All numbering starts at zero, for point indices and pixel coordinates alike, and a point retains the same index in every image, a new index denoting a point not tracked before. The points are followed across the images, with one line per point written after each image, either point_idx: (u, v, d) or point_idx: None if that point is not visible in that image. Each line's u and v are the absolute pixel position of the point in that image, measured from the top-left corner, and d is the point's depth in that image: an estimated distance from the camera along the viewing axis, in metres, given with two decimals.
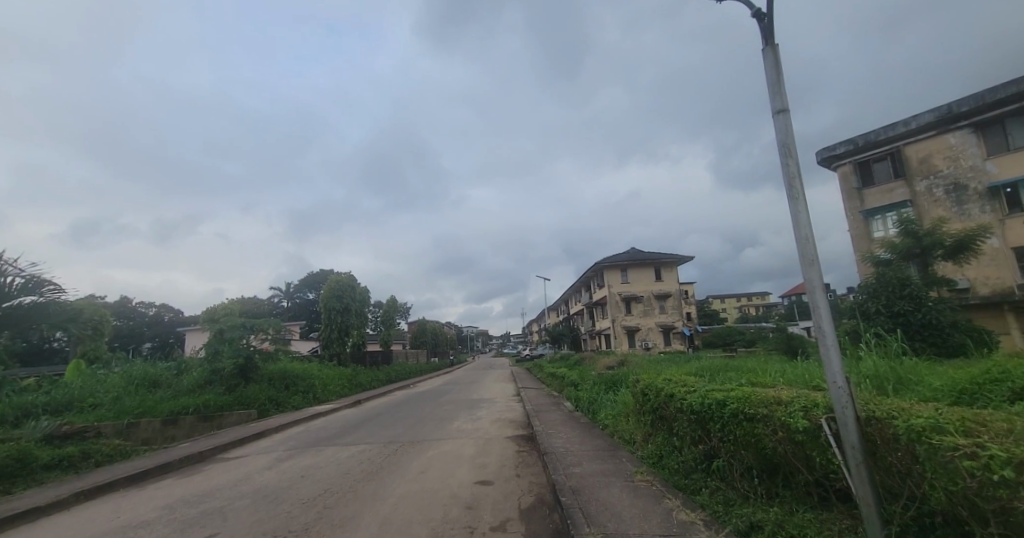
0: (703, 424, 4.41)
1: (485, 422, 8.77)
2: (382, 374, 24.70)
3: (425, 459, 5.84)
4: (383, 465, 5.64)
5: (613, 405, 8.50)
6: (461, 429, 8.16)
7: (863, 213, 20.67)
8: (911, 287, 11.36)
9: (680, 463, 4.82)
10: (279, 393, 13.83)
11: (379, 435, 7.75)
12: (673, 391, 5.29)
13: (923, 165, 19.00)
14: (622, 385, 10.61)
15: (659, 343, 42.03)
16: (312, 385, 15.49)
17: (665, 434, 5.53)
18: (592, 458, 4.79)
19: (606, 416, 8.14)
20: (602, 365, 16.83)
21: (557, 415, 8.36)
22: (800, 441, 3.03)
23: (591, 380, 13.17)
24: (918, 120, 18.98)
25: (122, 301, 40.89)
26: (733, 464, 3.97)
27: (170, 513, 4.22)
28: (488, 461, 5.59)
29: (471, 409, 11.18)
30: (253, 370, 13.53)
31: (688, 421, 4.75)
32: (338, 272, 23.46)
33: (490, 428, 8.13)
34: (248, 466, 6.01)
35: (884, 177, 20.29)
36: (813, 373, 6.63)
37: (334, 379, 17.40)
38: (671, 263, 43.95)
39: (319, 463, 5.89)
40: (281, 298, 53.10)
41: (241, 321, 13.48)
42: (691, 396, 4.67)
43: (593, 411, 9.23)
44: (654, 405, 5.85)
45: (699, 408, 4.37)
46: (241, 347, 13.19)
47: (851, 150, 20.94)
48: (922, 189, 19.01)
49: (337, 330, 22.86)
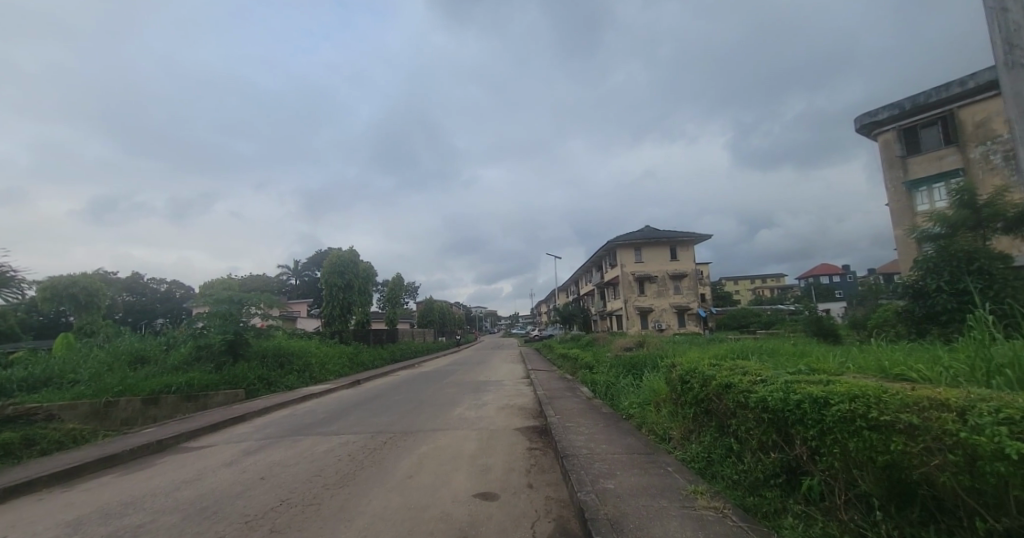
0: (780, 427, 3.22)
1: (491, 410, 7.70)
2: (387, 353, 24.00)
3: (416, 457, 4.80)
4: (365, 464, 4.61)
5: (640, 392, 7.41)
6: (463, 417, 7.12)
7: (906, 184, 19.22)
8: (980, 261, 9.99)
9: (744, 476, 3.66)
10: (272, 372, 13.01)
11: (369, 424, 6.73)
12: (727, 380, 4.12)
13: (980, 130, 17.25)
14: (645, 368, 9.57)
15: (674, 325, 41.00)
16: (308, 364, 14.68)
17: (714, 432, 4.41)
18: (627, 467, 3.66)
19: (630, 404, 7.11)
20: (618, 346, 15.70)
21: (574, 402, 7.32)
22: (979, 472, 1.82)
23: (607, 362, 12.10)
24: (976, 80, 17.19)
25: (134, 277, 40.78)
26: (833, 486, 2.77)
27: (73, 530, 3.22)
28: (492, 462, 4.52)
29: (476, 392, 10.19)
30: (243, 347, 12.65)
31: (755, 421, 3.57)
32: (339, 248, 22.44)
33: (496, 417, 7.05)
34: (205, 462, 5.01)
35: (933, 144, 18.62)
36: (896, 357, 5.45)
37: (334, 358, 16.62)
38: (687, 242, 42.28)
39: (288, 461, 4.85)
40: (290, 276, 52.85)
41: (228, 295, 12.52)
42: (761, 390, 3.46)
43: (615, 398, 8.16)
44: (698, 395, 4.73)
45: (777, 406, 3.17)
46: (233, 323, 12.32)
47: (896, 115, 19.31)
48: (977, 156, 17.39)
49: (339, 307, 22.03)
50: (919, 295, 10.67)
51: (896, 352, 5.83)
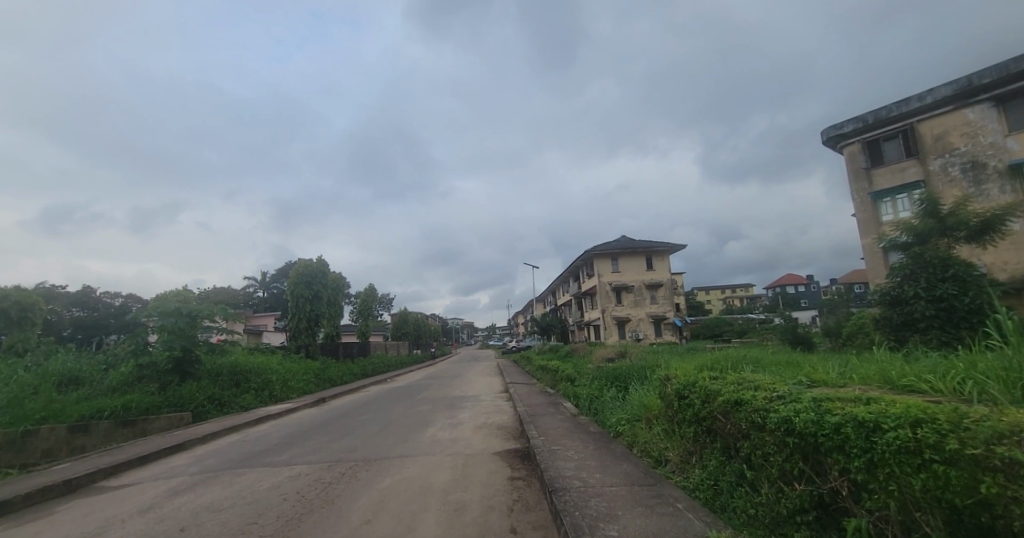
0: (811, 456, 2.74)
1: (468, 430, 6.98)
2: (358, 368, 22.78)
3: (378, 494, 4.06)
4: (315, 506, 3.83)
5: (628, 407, 6.91)
6: (436, 439, 6.40)
7: (872, 195, 19.85)
8: (954, 268, 10.07)
9: (761, 510, 3.16)
10: (226, 391, 11.80)
11: (328, 451, 5.89)
12: (737, 395, 3.64)
13: (938, 143, 18.06)
14: (631, 380, 9.12)
15: (650, 334, 41.23)
16: (268, 382, 13.49)
17: (718, 454, 3.93)
18: (630, 506, 3.07)
19: (619, 421, 6.61)
20: (599, 357, 15.26)
21: (557, 419, 6.74)
22: None
23: (590, 374, 11.60)
24: (934, 95, 18.01)
25: (84, 290, 37.83)
26: (886, 533, 2.28)
27: None
28: (469, 497, 3.85)
29: (452, 409, 9.45)
30: (192, 365, 11.39)
31: (774, 445, 3.08)
32: (306, 257, 21.25)
33: (474, 439, 6.36)
34: (116, 508, 4.07)
35: (895, 157, 19.34)
36: (896, 367, 5.17)
37: (298, 374, 15.45)
38: (662, 252, 42.82)
39: (221, 504, 3.98)
40: (257, 288, 50.39)
41: (175, 308, 11.15)
42: (784, 409, 2.96)
43: (600, 414, 7.66)
44: (700, 411, 4.26)
45: (807, 430, 2.68)
46: (182, 338, 11.05)
47: (859, 128, 20.02)
48: (936, 168, 18.10)
49: (306, 320, 20.73)
50: (895, 302, 10.74)
51: (892, 361, 5.58)
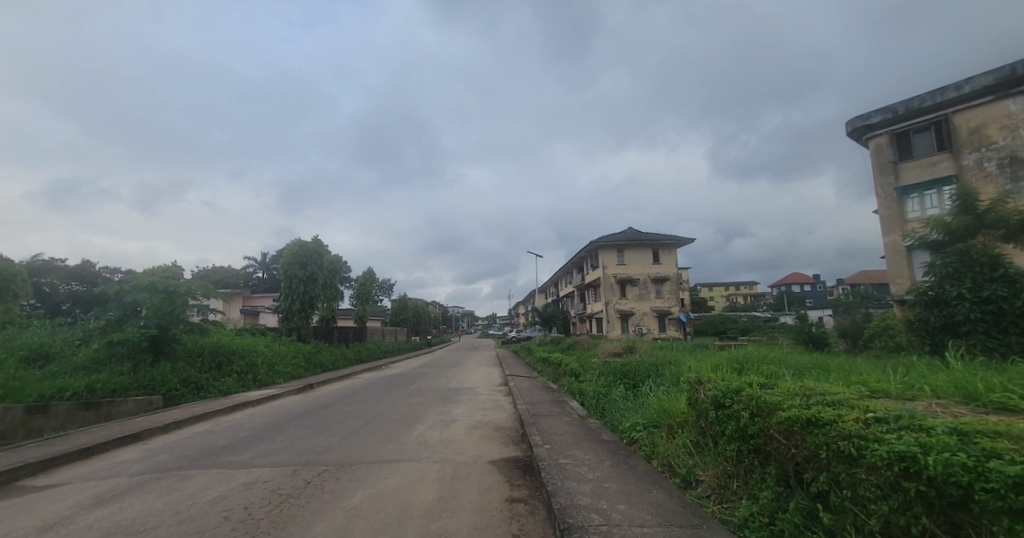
0: (946, 515, 1.88)
1: (461, 431, 6.14)
2: (351, 354, 22.02)
3: (342, 517, 3.22)
4: (259, 533, 2.99)
5: (645, 410, 6.11)
6: (424, 440, 5.57)
7: (898, 190, 18.85)
8: (1005, 268, 9.15)
9: None
10: (205, 374, 11.03)
11: (297, 451, 5.07)
12: (809, 411, 2.78)
13: (974, 136, 16.91)
14: (644, 380, 8.30)
15: (654, 329, 40.43)
16: (252, 365, 12.73)
17: (774, 485, 3.09)
18: None
19: (635, 427, 5.79)
20: (605, 351, 14.42)
21: (564, 422, 5.93)
22: None
23: (595, 369, 10.78)
24: (972, 84, 16.84)
25: (80, 264, 37.19)
26: None
27: None
28: (453, 529, 3.00)
29: (445, 404, 8.65)
30: (168, 345, 10.57)
31: (874, 488, 2.22)
32: (301, 237, 20.41)
33: (467, 441, 5.54)
34: (15, 525, 3.24)
35: (925, 150, 18.25)
36: (977, 377, 4.29)
37: (285, 358, 14.68)
38: (670, 245, 41.77)
39: (142, 524, 3.15)
40: (257, 268, 49.69)
41: (149, 282, 10.36)
42: (897, 441, 2.11)
43: (610, 416, 6.86)
44: (748, 428, 3.41)
45: (948, 478, 1.81)
46: (160, 315, 10.27)
47: (889, 118, 18.88)
48: (970, 163, 17.01)
49: (299, 302, 19.95)
50: (933, 304, 9.87)
51: (964, 369, 4.70)
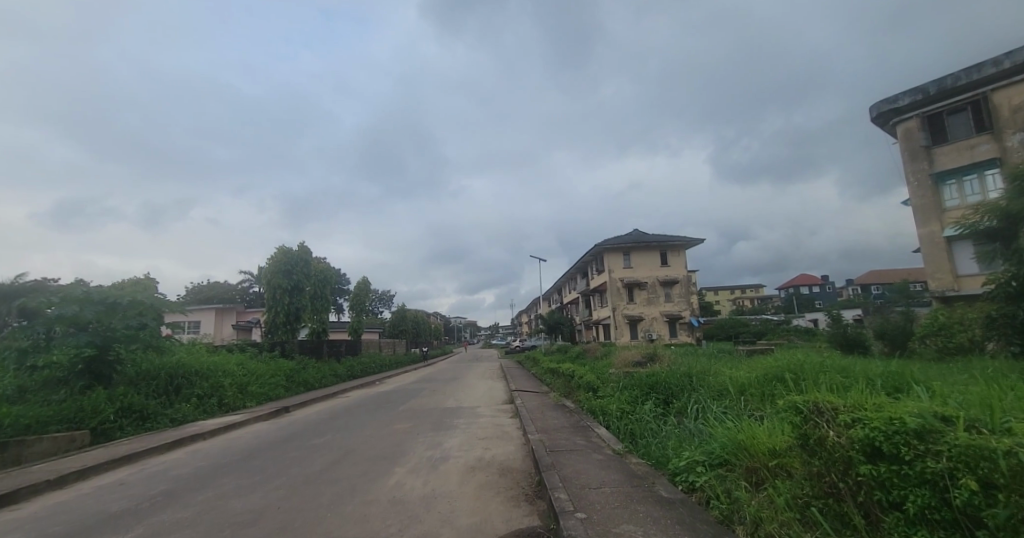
0: None
1: (454, 477, 4.50)
2: (343, 371, 20.35)
3: None
4: None
5: (706, 443, 4.50)
6: (399, 497, 3.93)
7: (932, 176, 17.40)
8: None
9: None
10: (155, 401, 9.42)
11: (206, 525, 3.43)
12: None
13: (1018, 115, 15.42)
14: (684, 396, 6.65)
15: (665, 335, 38.66)
16: (216, 389, 11.12)
17: None
18: None
19: (696, 468, 4.14)
20: (622, 361, 12.73)
21: (595, 464, 4.28)
22: None
23: (615, 382, 9.09)
24: (1012, 59, 15.39)
25: None
26: None
27: None
28: None
29: (438, 432, 6.97)
30: (109, 367, 8.97)
31: None
32: (285, 245, 18.83)
33: (461, 497, 3.90)
34: None
35: (962, 133, 16.77)
36: None
37: (260, 378, 13.10)
38: (678, 247, 40.08)
39: None
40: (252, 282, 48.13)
41: (82, 292, 8.59)
42: None
43: (649, 449, 5.19)
44: (975, 512, 1.79)
45: None
46: (103, 330, 8.67)
47: (919, 100, 17.41)
48: (1014, 145, 15.51)
49: (285, 314, 18.32)
50: (1020, 297, 8.29)
51: None
